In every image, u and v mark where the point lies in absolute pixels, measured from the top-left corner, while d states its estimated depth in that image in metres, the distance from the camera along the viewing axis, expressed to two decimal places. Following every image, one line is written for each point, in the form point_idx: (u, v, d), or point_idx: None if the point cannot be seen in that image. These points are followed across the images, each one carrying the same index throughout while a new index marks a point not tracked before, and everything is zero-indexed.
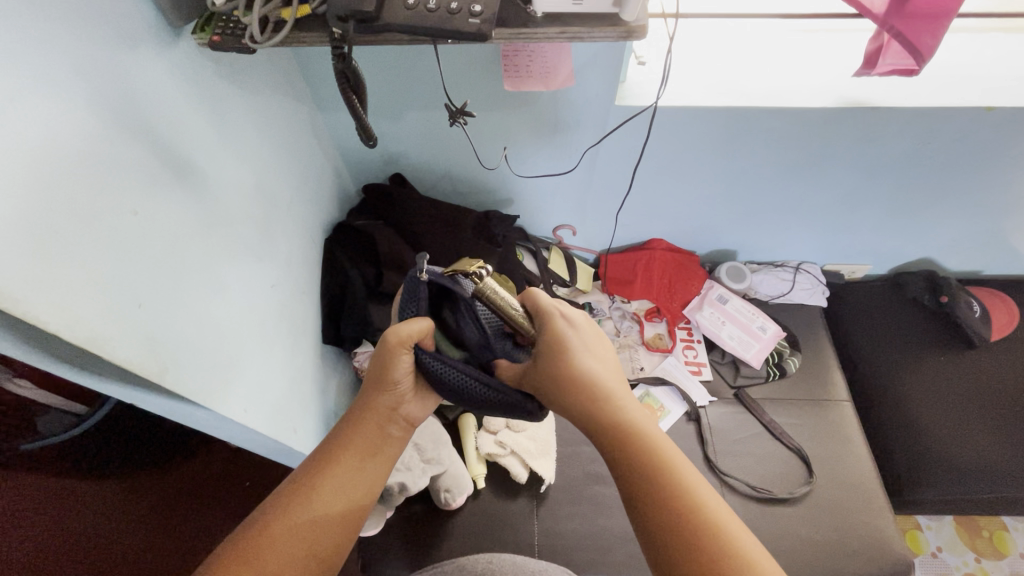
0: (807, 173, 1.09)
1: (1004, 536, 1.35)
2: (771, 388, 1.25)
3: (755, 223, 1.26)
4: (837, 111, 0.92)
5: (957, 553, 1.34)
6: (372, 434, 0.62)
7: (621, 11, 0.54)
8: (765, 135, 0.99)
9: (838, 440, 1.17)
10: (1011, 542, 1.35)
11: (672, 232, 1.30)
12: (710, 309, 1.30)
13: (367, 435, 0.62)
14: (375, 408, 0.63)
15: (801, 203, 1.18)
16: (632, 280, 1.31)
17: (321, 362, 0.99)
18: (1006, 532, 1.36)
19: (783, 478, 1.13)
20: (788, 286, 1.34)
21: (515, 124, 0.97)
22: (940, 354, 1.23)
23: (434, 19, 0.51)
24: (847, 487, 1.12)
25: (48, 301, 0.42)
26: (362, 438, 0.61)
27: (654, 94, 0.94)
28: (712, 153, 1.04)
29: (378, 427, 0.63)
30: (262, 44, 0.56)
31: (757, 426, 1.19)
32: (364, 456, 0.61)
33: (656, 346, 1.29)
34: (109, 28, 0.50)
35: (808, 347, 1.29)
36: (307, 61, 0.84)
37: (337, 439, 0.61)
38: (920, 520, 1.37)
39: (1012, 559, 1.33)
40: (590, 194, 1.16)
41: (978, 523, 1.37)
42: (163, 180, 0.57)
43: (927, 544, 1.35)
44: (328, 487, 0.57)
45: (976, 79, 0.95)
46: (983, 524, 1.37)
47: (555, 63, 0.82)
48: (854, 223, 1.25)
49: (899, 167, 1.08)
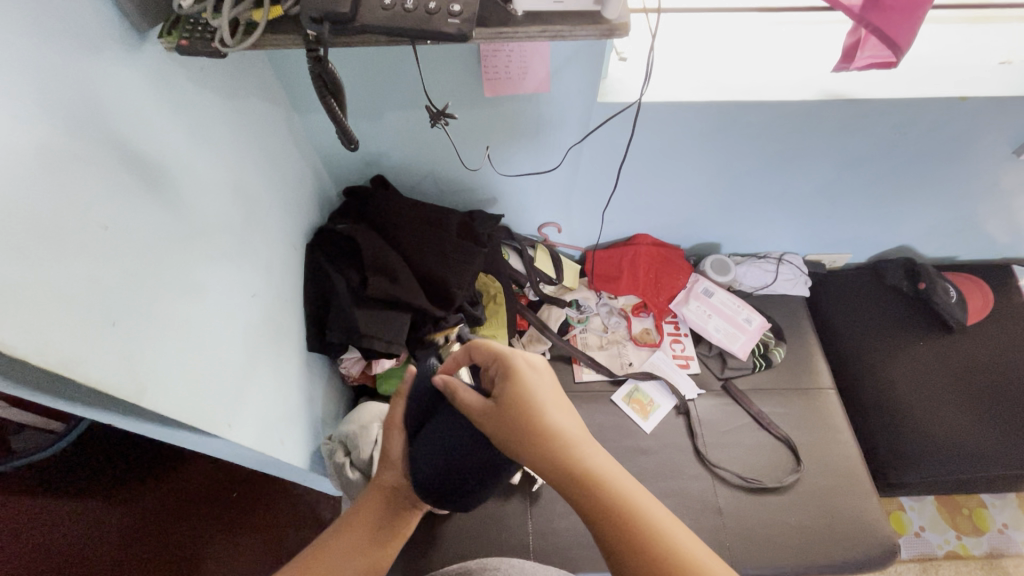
0: (788, 165, 1.10)
1: (983, 513, 1.39)
2: (758, 379, 1.26)
3: (738, 216, 1.27)
4: (818, 103, 0.93)
5: (939, 532, 1.37)
6: (379, 510, 0.65)
7: (603, 9, 0.53)
8: (747, 130, 1.00)
9: (824, 427, 1.19)
10: (990, 519, 1.39)
11: (657, 227, 1.30)
12: (696, 302, 1.31)
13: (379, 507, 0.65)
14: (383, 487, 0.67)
15: (783, 196, 1.20)
16: (618, 275, 1.31)
17: (307, 370, 0.97)
18: (984, 510, 1.40)
19: (772, 467, 1.14)
20: (771, 277, 1.35)
21: (498, 122, 0.96)
22: (921, 339, 1.25)
23: (411, 19, 0.50)
24: (834, 473, 1.14)
25: (14, 323, 0.40)
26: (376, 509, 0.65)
27: (636, 90, 0.93)
28: (695, 148, 1.04)
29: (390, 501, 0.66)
30: (233, 48, 0.54)
31: (744, 416, 1.21)
32: (374, 529, 0.63)
33: (644, 340, 1.30)
34: (70, 34, 0.47)
35: (793, 337, 1.31)
36: (281, 63, 0.82)
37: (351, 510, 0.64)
38: (905, 501, 1.40)
39: (990, 535, 1.37)
40: (575, 191, 1.15)
41: (958, 502, 1.41)
42: (135, 191, 0.55)
43: (910, 524, 1.38)
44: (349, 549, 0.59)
45: (950, 70, 0.97)
46: (963, 503, 1.41)
47: (536, 62, 0.82)
48: (835, 214, 1.27)
49: (877, 158, 1.09)
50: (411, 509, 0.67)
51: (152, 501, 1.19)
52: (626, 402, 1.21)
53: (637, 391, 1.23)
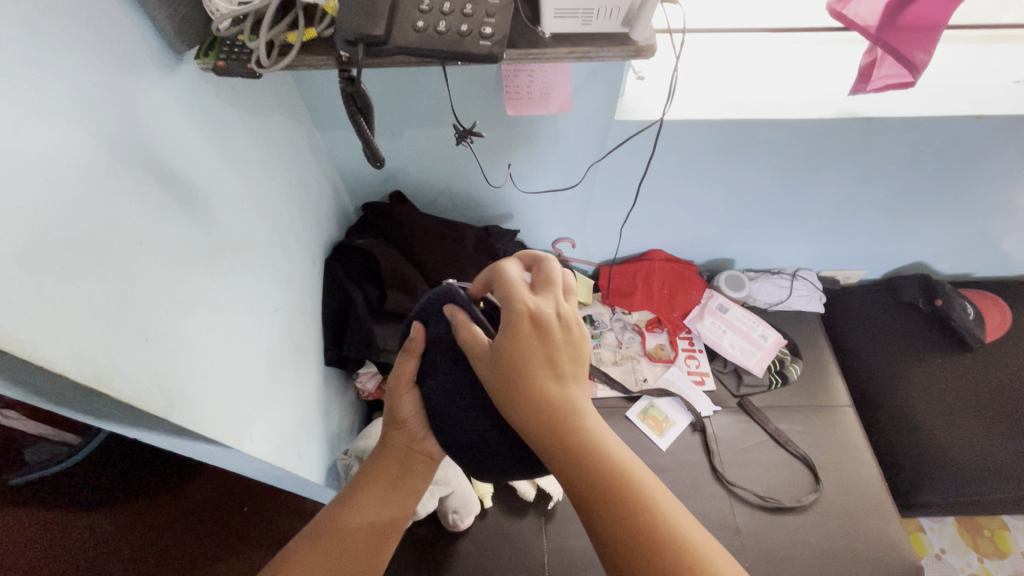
0: (803, 183, 1.11)
1: (1005, 535, 1.36)
2: (774, 396, 1.25)
3: (753, 233, 1.27)
4: (835, 121, 0.94)
5: (960, 554, 1.34)
6: (393, 467, 0.64)
7: (630, 31, 0.54)
8: (763, 147, 1.00)
9: (842, 445, 1.18)
10: (1012, 541, 1.36)
11: (671, 243, 1.31)
12: (711, 318, 1.30)
13: (390, 468, 0.64)
14: (393, 445, 0.66)
15: (798, 212, 1.20)
16: (632, 291, 1.31)
17: (324, 384, 0.97)
18: (1006, 532, 1.37)
19: (790, 486, 1.12)
20: (785, 293, 1.35)
21: (517, 139, 0.97)
22: (939, 357, 1.24)
23: (444, 41, 0.51)
24: (854, 492, 1.12)
25: (56, 339, 0.40)
26: (388, 469, 0.64)
27: (654, 108, 0.94)
28: (712, 165, 1.04)
29: (399, 462, 0.65)
30: (269, 69, 0.55)
31: (761, 434, 1.19)
32: (391, 484, 0.63)
33: (658, 356, 1.29)
34: (111, 55, 0.48)
35: (809, 354, 1.30)
36: (305, 81, 0.83)
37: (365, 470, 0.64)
38: (925, 522, 1.37)
39: (1013, 559, 1.33)
40: (590, 206, 1.16)
41: (980, 523, 1.38)
42: (168, 206, 0.55)
43: (931, 546, 1.35)
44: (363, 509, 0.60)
45: (965, 89, 0.98)
46: (983, 524, 1.38)
47: (555, 81, 0.83)
48: (850, 231, 1.27)
49: (892, 176, 1.10)
50: (428, 462, 0.67)
51: (162, 515, 1.18)
52: (641, 419, 1.21)
53: (653, 407, 1.22)
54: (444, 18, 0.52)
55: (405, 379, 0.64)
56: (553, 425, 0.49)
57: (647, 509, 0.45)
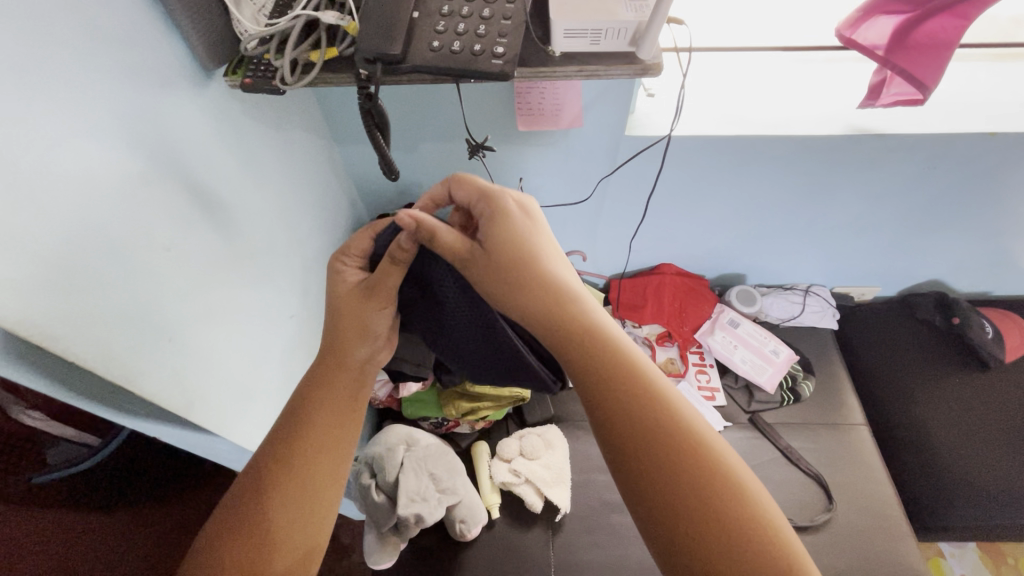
0: (815, 198, 1.11)
1: None
2: (787, 413, 1.24)
3: (765, 248, 1.27)
4: (846, 138, 0.94)
5: None
6: (344, 396, 0.54)
7: (638, 50, 0.56)
8: (773, 163, 1.01)
9: (856, 464, 1.16)
10: None
11: (682, 257, 1.31)
12: (722, 333, 1.30)
13: (338, 400, 0.53)
14: (345, 366, 0.54)
15: (810, 228, 1.20)
16: (642, 304, 1.31)
17: None
18: None
19: (803, 505, 1.11)
20: (798, 309, 1.34)
21: (529, 154, 0.99)
22: (956, 375, 1.22)
23: (458, 60, 0.53)
24: (868, 512, 1.10)
25: (86, 339, 0.43)
26: (337, 399, 0.53)
27: (664, 124, 0.96)
28: (722, 180, 1.05)
29: (350, 392, 0.54)
30: (292, 85, 0.58)
31: (773, 451, 1.18)
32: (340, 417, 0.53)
33: (669, 370, 1.29)
34: (148, 73, 0.52)
35: (822, 371, 1.29)
36: (327, 96, 0.87)
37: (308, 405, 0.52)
38: (945, 547, 1.33)
39: None
40: (601, 220, 1.17)
41: (1003, 548, 1.34)
42: (194, 214, 0.58)
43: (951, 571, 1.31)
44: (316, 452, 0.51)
45: (978, 106, 0.98)
46: (1007, 551, 1.34)
47: (567, 98, 0.85)
48: (864, 247, 1.26)
49: (906, 192, 1.09)
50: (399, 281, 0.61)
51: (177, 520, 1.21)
52: None
53: None
54: (458, 38, 0.54)
55: (386, 293, 0.54)
56: (574, 330, 0.49)
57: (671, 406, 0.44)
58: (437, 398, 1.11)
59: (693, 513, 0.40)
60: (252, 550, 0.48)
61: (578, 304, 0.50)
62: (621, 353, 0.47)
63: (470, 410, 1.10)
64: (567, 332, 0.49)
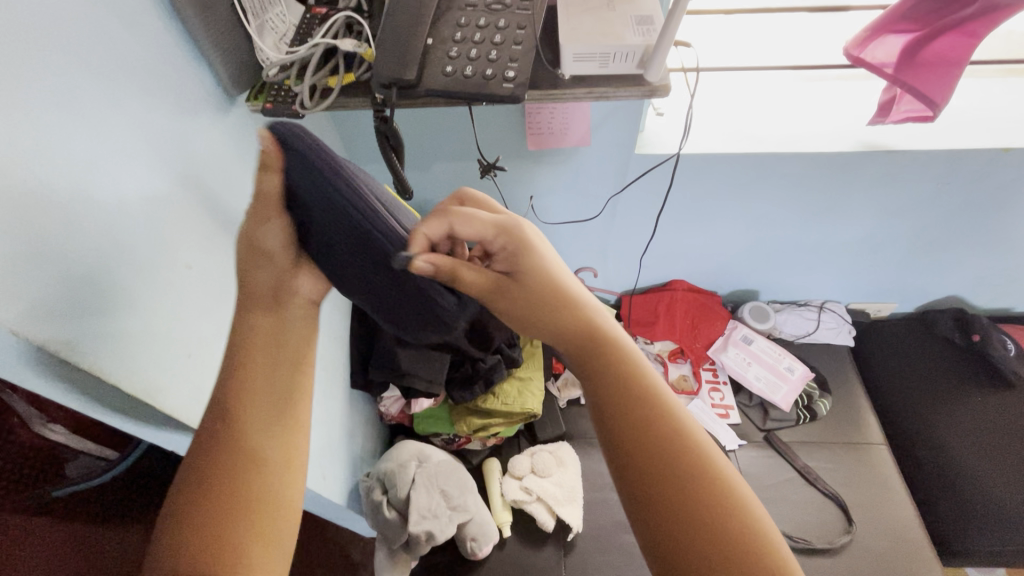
0: (827, 214, 1.10)
1: None
2: (803, 432, 1.22)
3: (777, 264, 1.26)
4: (857, 154, 0.94)
5: None
6: (269, 350, 0.45)
7: (645, 72, 0.57)
8: (784, 180, 1.01)
9: (876, 485, 1.13)
10: None
11: (693, 273, 1.31)
12: (735, 350, 1.29)
13: (268, 352, 0.45)
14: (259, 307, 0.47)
15: (823, 243, 1.19)
16: (654, 320, 1.31)
17: (349, 406, 1.00)
18: None
19: (820, 527, 1.08)
20: (812, 325, 1.33)
21: (540, 172, 1.00)
22: (978, 395, 1.19)
23: (469, 84, 0.55)
24: (889, 536, 1.07)
25: (112, 355, 0.44)
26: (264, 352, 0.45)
27: (673, 142, 0.97)
28: (733, 195, 1.05)
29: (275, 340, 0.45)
30: (311, 109, 0.60)
31: (789, 470, 1.16)
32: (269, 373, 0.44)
33: (682, 388, 1.28)
34: (175, 100, 0.54)
35: (839, 389, 1.27)
36: (343, 118, 0.89)
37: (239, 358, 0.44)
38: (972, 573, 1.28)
39: None
40: (612, 236, 1.18)
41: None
42: (216, 233, 0.60)
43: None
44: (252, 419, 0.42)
45: (991, 121, 0.98)
46: None
47: (576, 118, 0.86)
48: (878, 263, 1.25)
49: (920, 207, 1.08)
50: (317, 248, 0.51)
51: None
52: None
53: None
54: (470, 64, 0.56)
55: (270, 207, 0.51)
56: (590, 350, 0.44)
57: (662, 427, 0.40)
58: (449, 414, 1.12)
59: (702, 563, 0.35)
60: (261, 525, 0.39)
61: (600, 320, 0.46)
62: (645, 379, 0.42)
63: (481, 427, 1.10)
64: (587, 348, 0.44)
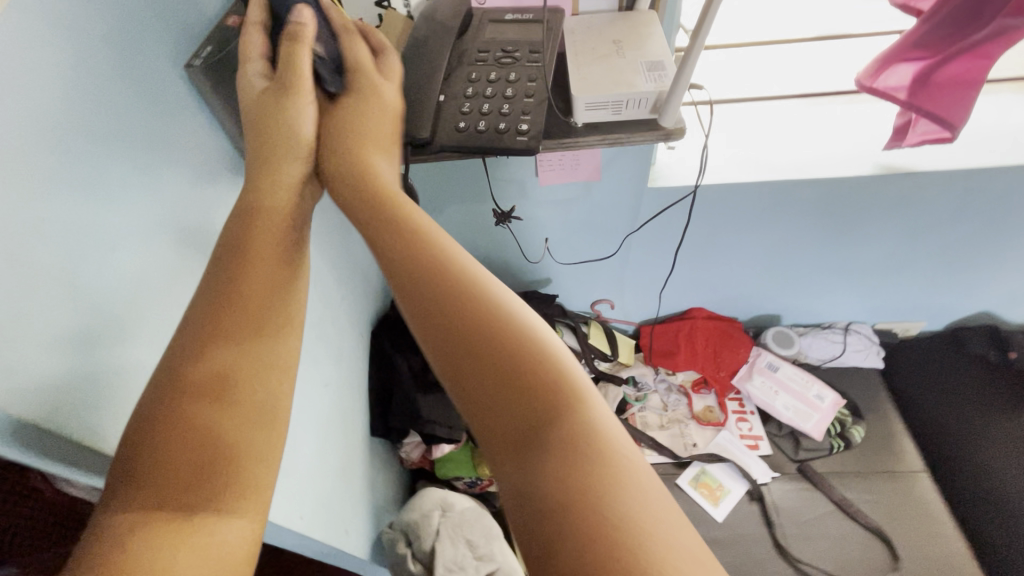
0: (848, 236, 1.08)
1: None
2: (838, 461, 1.17)
3: (799, 288, 1.23)
4: (877, 176, 0.93)
5: None
6: (258, 294, 0.41)
7: (660, 117, 0.57)
8: (801, 206, 0.99)
9: (920, 517, 1.08)
10: None
11: (713, 301, 1.29)
12: (761, 377, 1.26)
13: (260, 280, 0.42)
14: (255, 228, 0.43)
15: (845, 266, 1.16)
16: (675, 350, 1.28)
17: (369, 454, 0.98)
18: None
19: (865, 564, 1.03)
20: (839, 348, 1.28)
21: (553, 210, 1.00)
22: (1021, 415, 1.14)
23: (483, 138, 0.55)
24: (940, 572, 1.01)
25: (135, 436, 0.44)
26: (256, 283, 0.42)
27: (687, 173, 0.96)
28: (750, 223, 1.04)
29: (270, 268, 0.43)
30: None
31: (827, 503, 1.11)
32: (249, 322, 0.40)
33: (708, 419, 1.24)
34: (195, 168, 0.55)
35: (872, 414, 1.22)
36: None
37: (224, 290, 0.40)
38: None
39: None
40: (629, 268, 1.17)
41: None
42: None
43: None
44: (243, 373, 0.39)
45: (1013, 137, 0.96)
46: None
47: (588, 156, 0.86)
48: (904, 283, 1.22)
49: (944, 225, 1.06)
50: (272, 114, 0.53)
51: None
52: (693, 487, 1.16)
53: (705, 474, 1.17)
54: (483, 118, 0.56)
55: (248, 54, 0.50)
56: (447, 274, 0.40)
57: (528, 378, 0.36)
58: (471, 457, 1.10)
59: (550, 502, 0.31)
60: (245, 481, 0.37)
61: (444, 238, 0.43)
62: (489, 298, 0.39)
63: None
64: (429, 263, 0.40)
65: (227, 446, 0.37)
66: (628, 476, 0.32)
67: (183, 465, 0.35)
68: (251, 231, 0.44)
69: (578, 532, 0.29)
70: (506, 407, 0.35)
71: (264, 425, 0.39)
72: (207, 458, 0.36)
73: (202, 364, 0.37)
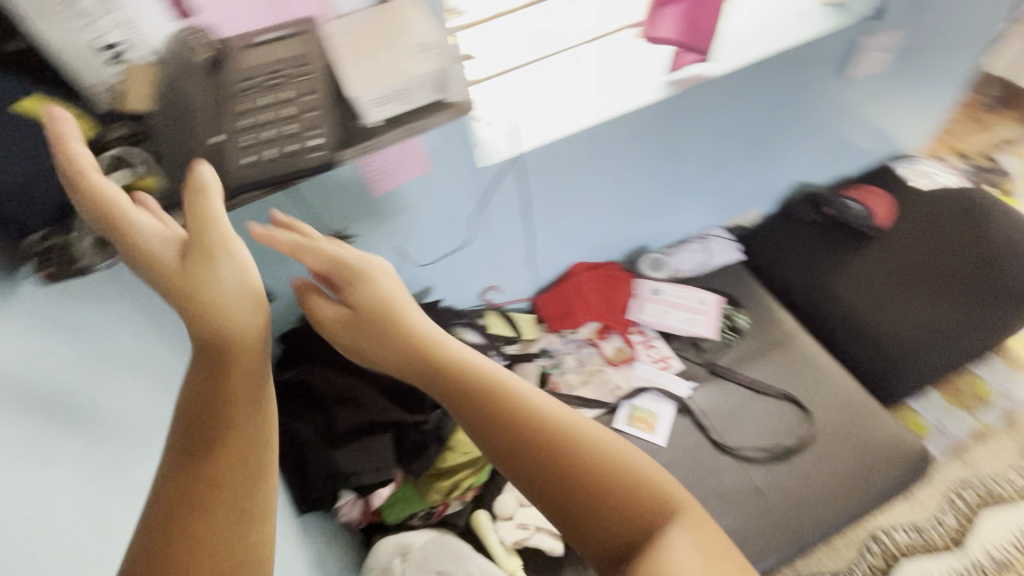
0: (674, 153, 1.18)
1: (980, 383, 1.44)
2: (737, 351, 1.29)
3: (653, 213, 1.33)
4: (672, 93, 1.03)
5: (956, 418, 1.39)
6: (234, 383, 0.39)
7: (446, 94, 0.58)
8: (624, 138, 1.07)
9: (811, 368, 1.23)
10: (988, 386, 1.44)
11: (587, 252, 1.35)
12: (651, 305, 1.35)
13: (238, 381, 0.39)
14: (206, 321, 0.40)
15: (679, 181, 1.28)
16: (571, 309, 1.33)
17: (304, 537, 0.89)
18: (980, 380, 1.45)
19: (785, 426, 1.15)
20: (703, 255, 1.42)
21: (403, 219, 0.98)
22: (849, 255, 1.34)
23: (277, 165, 0.51)
24: (840, 407, 1.17)
25: None
26: (235, 381, 0.39)
27: (513, 143, 0.99)
28: (587, 168, 1.09)
29: (235, 364, 0.40)
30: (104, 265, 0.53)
31: (740, 390, 1.22)
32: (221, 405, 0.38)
33: (621, 359, 1.30)
34: None
35: (749, 300, 1.36)
36: None
37: (196, 397, 0.39)
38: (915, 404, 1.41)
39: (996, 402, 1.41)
40: (498, 247, 1.17)
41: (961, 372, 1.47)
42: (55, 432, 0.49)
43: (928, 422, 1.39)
44: (240, 461, 0.37)
45: (763, 31, 1.11)
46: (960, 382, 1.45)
47: (410, 153, 0.86)
48: (730, 180, 1.37)
49: (744, 117, 1.20)
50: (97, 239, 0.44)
51: None
52: (631, 425, 1.20)
53: (637, 408, 1.22)
54: (271, 145, 0.52)
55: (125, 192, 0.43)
56: (402, 332, 0.51)
57: (503, 396, 0.47)
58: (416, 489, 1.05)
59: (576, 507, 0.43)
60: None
61: (400, 298, 0.53)
62: (443, 342, 0.51)
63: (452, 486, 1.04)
64: (387, 326, 0.52)
65: (228, 536, 0.34)
66: (588, 446, 0.45)
67: (172, 523, 0.34)
68: (216, 349, 0.39)
69: (561, 485, 0.44)
70: (478, 410, 0.47)
71: (263, 520, 0.37)
72: (172, 527, 0.34)
73: (184, 491, 0.35)
